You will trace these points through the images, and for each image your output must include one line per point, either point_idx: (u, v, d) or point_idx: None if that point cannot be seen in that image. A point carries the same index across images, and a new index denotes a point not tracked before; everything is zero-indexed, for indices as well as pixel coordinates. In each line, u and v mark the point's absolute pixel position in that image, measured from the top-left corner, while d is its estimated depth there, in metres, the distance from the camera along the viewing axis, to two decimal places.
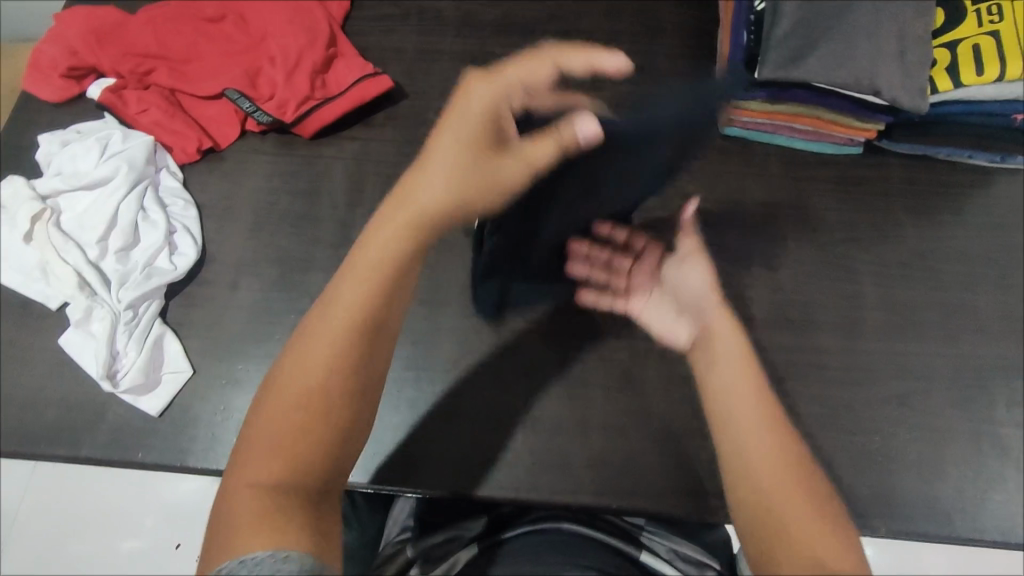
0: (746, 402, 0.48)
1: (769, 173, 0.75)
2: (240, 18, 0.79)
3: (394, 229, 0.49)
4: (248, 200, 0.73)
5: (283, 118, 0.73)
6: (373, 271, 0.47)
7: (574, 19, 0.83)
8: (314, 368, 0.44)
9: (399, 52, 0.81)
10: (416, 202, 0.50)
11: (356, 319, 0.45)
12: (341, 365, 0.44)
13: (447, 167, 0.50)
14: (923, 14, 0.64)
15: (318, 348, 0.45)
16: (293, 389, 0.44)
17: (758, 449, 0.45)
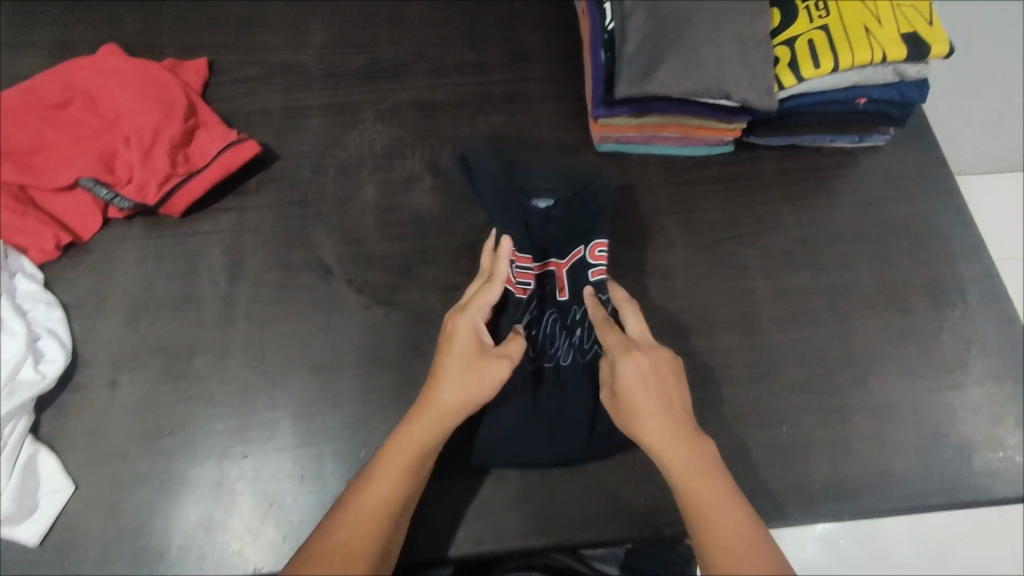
0: (710, 493, 0.50)
1: (649, 184, 0.76)
2: (88, 101, 0.75)
3: (429, 434, 0.54)
4: (118, 290, 0.69)
5: (145, 201, 0.69)
6: (410, 471, 0.53)
7: (440, 57, 0.84)
8: (369, 526, 0.50)
9: (266, 113, 0.79)
10: (451, 411, 0.55)
11: (398, 495, 0.52)
12: (388, 521, 0.51)
13: (470, 385, 0.55)
14: (758, 17, 0.67)
15: (370, 508, 0.51)
16: (375, 506, 0.51)
17: (721, 537, 0.48)
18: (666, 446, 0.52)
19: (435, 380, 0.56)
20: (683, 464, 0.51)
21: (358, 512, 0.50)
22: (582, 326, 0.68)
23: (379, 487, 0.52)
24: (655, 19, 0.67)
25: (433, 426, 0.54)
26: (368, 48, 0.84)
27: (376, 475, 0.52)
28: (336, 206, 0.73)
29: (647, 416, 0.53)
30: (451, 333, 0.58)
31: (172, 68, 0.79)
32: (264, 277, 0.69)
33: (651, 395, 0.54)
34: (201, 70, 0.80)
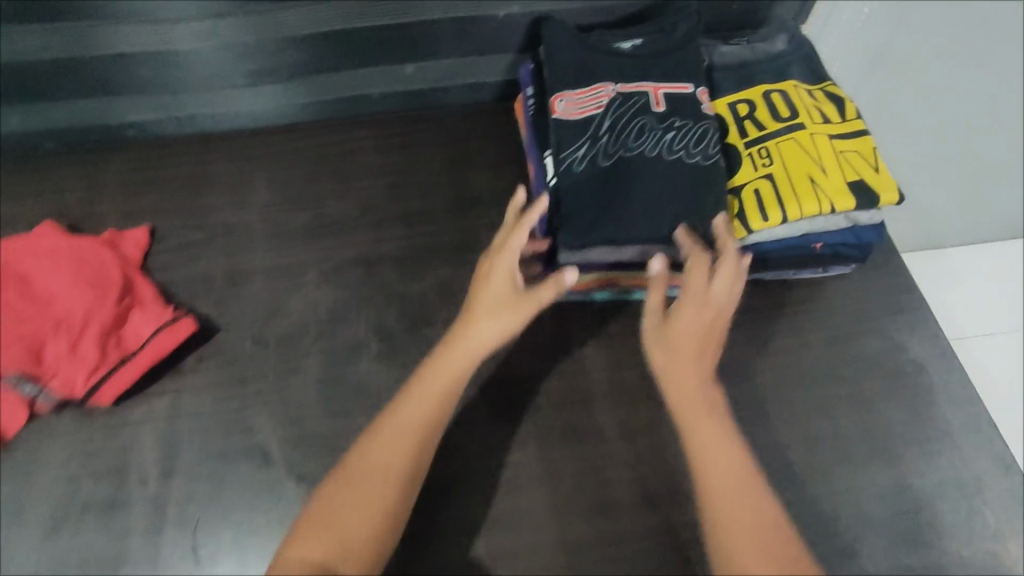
0: (763, 518, 0.51)
1: (608, 333, 0.72)
2: (19, 286, 0.72)
3: (437, 396, 0.57)
4: (45, 496, 0.65)
5: (74, 394, 0.66)
6: (416, 434, 0.56)
7: (388, 207, 0.82)
8: (382, 461, 0.55)
9: (207, 280, 0.76)
10: (473, 358, 0.59)
11: (427, 421, 0.57)
12: (407, 455, 0.55)
13: (500, 323, 0.59)
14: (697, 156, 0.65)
15: (381, 453, 0.55)
16: (394, 437, 0.55)
17: (745, 548, 0.50)
18: (712, 445, 0.54)
19: (421, 377, 0.59)
20: (728, 456, 0.53)
21: (381, 436, 0.56)
22: (676, 131, 0.66)
23: (374, 455, 0.55)
24: (593, 170, 0.65)
25: (440, 392, 0.58)
26: (314, 204, 0.83)
27: (371, 445, 0.55)
28: (277, 382, 0.70)
29: (733, 493, 0.52)
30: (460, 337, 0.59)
31: (112, 242, 0.77)
32: (198, 471, 0.66)
33: (711, 426, 0.54)
34: (141, 240, 0.78)
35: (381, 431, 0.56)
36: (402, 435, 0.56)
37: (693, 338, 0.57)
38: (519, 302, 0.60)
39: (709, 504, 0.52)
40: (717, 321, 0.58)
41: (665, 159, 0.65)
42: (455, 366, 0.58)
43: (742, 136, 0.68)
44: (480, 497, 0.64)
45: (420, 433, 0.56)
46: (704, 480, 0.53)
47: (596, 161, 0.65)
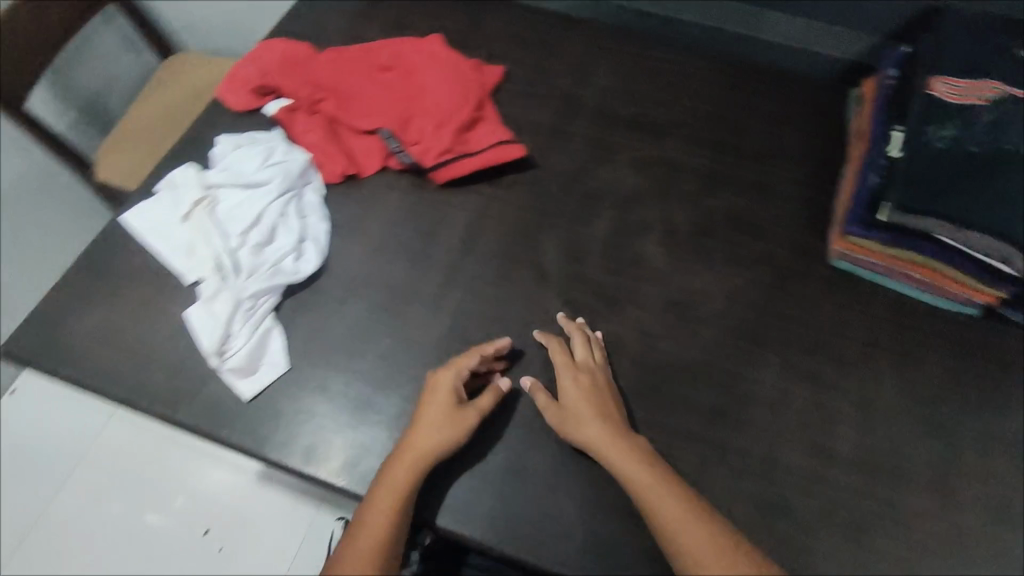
0: (704, 545, 0.56)
1: (875, 314, 0.74)
2: (406, 72, 0.89)
3: (403, 467, 0.61)
4: (374, 226, 0.79)
5: (422, 163, 0.81)
6: (399, 486, 0.60)
7: (703, 129, 0.89)
8: (382, 506, 0.59)
9: (537, 126, 0.88)
10: (427, 458, 0.61)
11: (403, 492, 0.60)
12: (401, 504, 0.60)
13: (437, 425, 0.62)
14: None
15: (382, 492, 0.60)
16: (382, 502, 0.60)
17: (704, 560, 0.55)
18: (648, 488, 0.59)
19: (398, 454, 0.62)
20: (690, 532, 0.56)
21: (378, 507, 0.60)
22: None
23: (368, 532, 0.59)
24: (952, 152, 0.67)
25: (404, 461, 0.61)
26: (638, 103, 0.91)
27: (359, 531, 0.59)
28: (570, 227, 0.80)
29: (677, 522, 0.57)
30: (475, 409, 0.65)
31: (477, 67, 0.91)
32: (489, 261, 0.77)
33: (625, 460, 0.61)
34: (498, 75, 0.92)
35: (363, 526, 0.59)
36: (390, 484, 0.60)
37: (588, 414, 0.63)
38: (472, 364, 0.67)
39: (668, 531, 0.57)
40: (581, 380, 0.66)
41: None
42: (490, 399, 0.65)
43: None
44: (711, 390, 0.69)
45: (404, 450, 0.62)
46: (659, 515, 0.58)
47: (960, 147, 0.67)
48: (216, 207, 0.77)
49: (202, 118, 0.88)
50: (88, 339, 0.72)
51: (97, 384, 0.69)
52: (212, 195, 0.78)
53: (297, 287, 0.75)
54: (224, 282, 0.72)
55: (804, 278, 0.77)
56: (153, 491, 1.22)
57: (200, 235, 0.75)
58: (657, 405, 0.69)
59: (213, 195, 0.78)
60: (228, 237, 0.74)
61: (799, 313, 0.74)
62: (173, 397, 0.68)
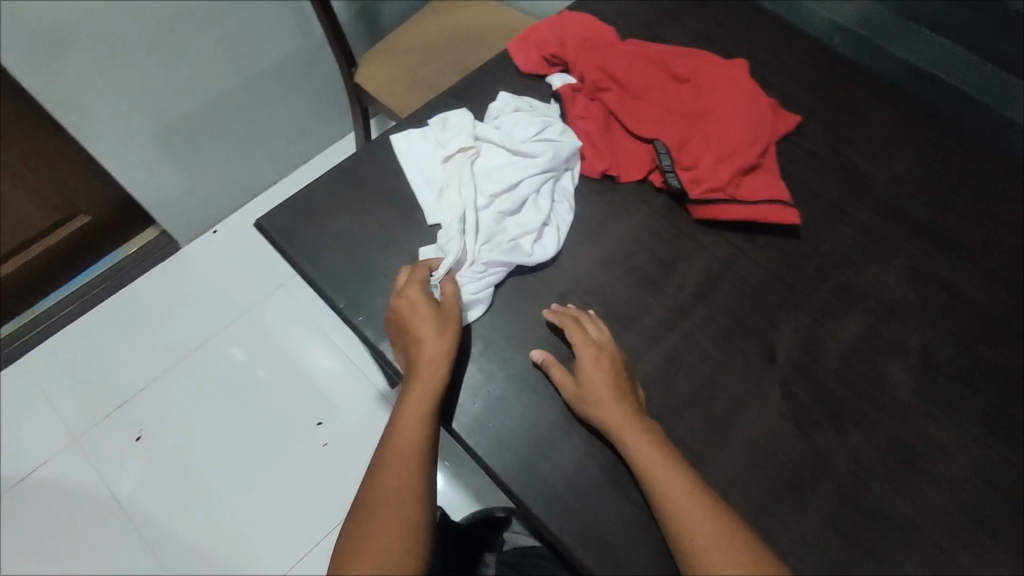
0: (716, 543, 0.56)
1: None
2: (701, 89, 0.84)
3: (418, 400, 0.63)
4: (613, 235, 0.76)
5: (688, 191, 0.76)
6: (416, 428, 0.62)
7: (1005, 266, 0.76)
8: (405, 451, 0.61)
9: (814, 194, 0.80)
10: (426, 377, 0.63)
11: (417, 432, 0.62)
12: (419, 453, 0.62)
13: (436, 341, 0.65)
14: None
15: (405, 436, 0.62)
16: (404, 445, 0.62)
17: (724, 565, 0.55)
18: (647, 459, 0.60)
19: (417, 384, 0.64)
20: (690, 515, 0.57)
21: (394, 448, 0.62)
22: None
23: (401, 451, 0.61)
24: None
25: (422, 391, 0.63)
26: (937, 208, 0.80)
27: (392, 455, 0.61)
28: (815, 316, 0.72)
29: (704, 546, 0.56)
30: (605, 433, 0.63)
31: (774, 109, 0.83)
32: (719, 318, 0.71)
33: (669, 482, 0.59)
34: (791, 125, 0.84)
35: (393, 448, 0.62)
36: (406, 405, 0.63)
37: (619, 424, 0.62)
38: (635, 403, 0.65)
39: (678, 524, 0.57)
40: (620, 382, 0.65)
41: None
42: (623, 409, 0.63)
43: None
44: (916, 561, 0.61)
45: (416, 379, 0.64)
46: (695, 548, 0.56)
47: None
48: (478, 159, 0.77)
49: (487, 68, 0.89)
50: (328, 240, 0.76)
51: (323, 285, 0.73)
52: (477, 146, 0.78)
53: (524, 269, 0.74)
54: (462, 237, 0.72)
55: None
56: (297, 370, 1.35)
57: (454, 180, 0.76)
58: (850, 550, 0.61)
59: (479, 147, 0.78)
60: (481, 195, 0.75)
61: None
62: (384, 325, 0.71)
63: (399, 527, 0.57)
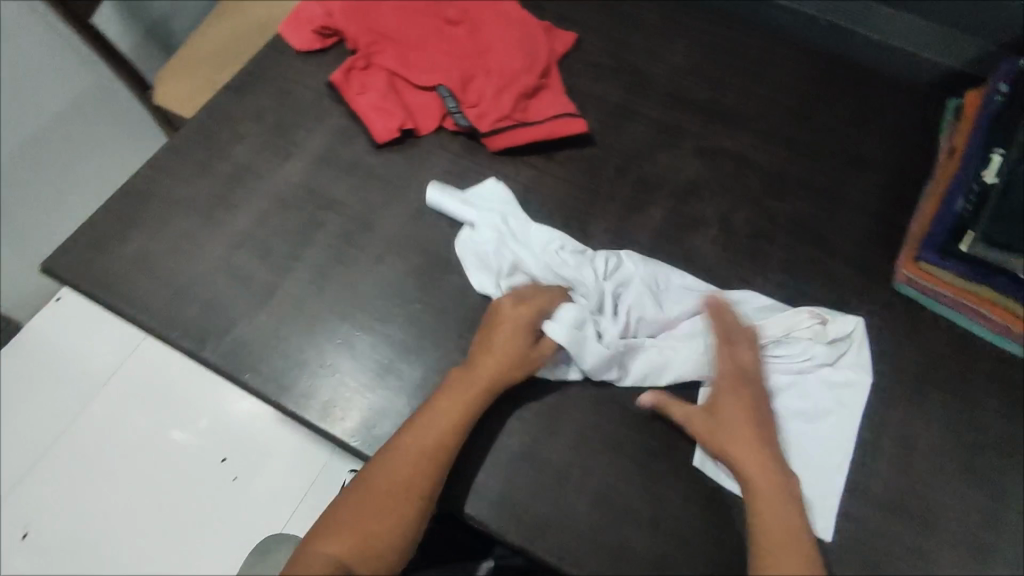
0: (775, 509, 0.56)
1: (934, 349, 0.69)
2: (475, 28, 0.85)
3: (450, 411, 0.61)
4: (419, 187, 0.77)
5: (478, 127, 0.78)
6: (451, 430, 0.60)
7: (780, 123, 0.83)
8: (428, 444, 0.59)
9: (600, 101, 0.84)
10: (479, 391, 0.61)
11: (445, 435, 0.60)
12: (439, 442, 0.59)
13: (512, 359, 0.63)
14: None
15: (433, 427, 0.60)
16: (421, 438, 0.59)
17: (777, 518, 0.56)
18: (750, 451, 0.59)
19: (463, 391, 0.62)
20: (768, 489, 0.57)
21: (414, 441, 0.59)
22: None
23: (412, 445, 0.59)
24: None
25: (459, 407, 0.61)
26: (713, 87, 0.85)
27: (399, 448, 0.59)
28: (620, 212, 0.76)
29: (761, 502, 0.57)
30: (486, 380, 0.62)
31: (547, 31, 0.86)
32: None
33: (753, 460, 0.58)
34: (568, 42, 0.87)
35: (404, 440, 0.59)
36: (445, 400, 0.61)
37: (736, 419, 0.60)
38: (741, 385, 0.62)
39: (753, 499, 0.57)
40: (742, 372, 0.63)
41: None
42: (735, 396, 0.61)
43: None
44: None
45: (465, 382, 0.62)
46: (752, 498, 0.57)
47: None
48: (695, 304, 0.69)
49: (261, 54, 0.86)
50: (129, 266, 0.72)
51: (132, 310, 0.70)
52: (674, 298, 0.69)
53: (347, 241, 0.74)
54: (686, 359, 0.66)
55: (863, 298, 0.72)
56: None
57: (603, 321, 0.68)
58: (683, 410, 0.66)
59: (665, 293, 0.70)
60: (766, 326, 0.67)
61: None
62: (204, 334, 0.69)
63: (402, 524, 0.56)
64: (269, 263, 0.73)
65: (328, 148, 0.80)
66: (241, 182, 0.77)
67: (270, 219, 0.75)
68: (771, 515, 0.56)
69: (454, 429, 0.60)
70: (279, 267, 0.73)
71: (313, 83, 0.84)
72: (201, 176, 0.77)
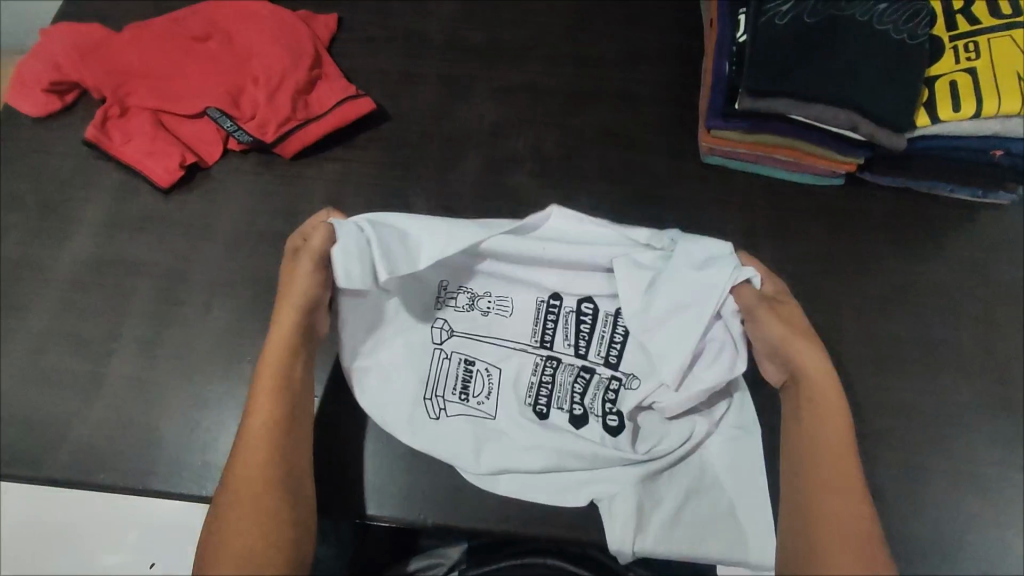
0: (843, 527, 0.47)
1: (750, 204, 0.75)
2: (226, 37, 0.79)
3: (278, 363, 0.52)
4: (225, 219, 0.72)
5: (264, 138, 0.73)
6: (276, 389, 0.51)
7: (560, 43, 0.84)
8: (267, 412, 0.50)
9: (384, 74, 0.81)
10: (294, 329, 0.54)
11: (279, 399, 0.51)
12: (275, 412, 0.51)
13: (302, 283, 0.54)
14: (898, 34, 0.64)
15: (262, 395, 0.51)
16: (264, 407, 0.51)
17: (838, 539, 0.46)
18: (824, 454, 0.51)
19: (279, 344, 0.53)
20: (834, 503, 0.48)
21: (252, 422, 0.50)
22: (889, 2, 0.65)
23: (252, 427, 0.50)
24: (797, 25, 0.65)
25: (283, 357, 0.53)
26: (489, 27, 0.85)
27: (246, 440, 0.49)
28: (437, 176, 0.75)
29: (832, 452, 0.50)
30: (282, 332, 0.53)
31: (305, 19, 0.82)
32: None
33: (834, 413, 0.52)
34: (331, 24, 0.83)
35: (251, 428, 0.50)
36: (261, 380, 0.52)
37: (810, 367, 0.54)
38: (815, 344, 0.56)
39: (813, 513, 0.48)
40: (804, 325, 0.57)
41: (870, 26, 0.64)
42: (816, 350, 0.55)
43: (950, 28, 0.67)
44: None
45: (269, 353, 0.53)
46: (812, 502, 0.49)
47: (800, 19, 0.66)
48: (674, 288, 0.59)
49: None
50: None
51: None
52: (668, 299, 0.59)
53: (165, 300, 0.69)
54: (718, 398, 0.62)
55: (680, 180, 0.76)
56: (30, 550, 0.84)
57: (595, 392, 0.63)
58: None
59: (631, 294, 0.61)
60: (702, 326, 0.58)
61: (680, 217, 0.74)
62: (38, 454, 0.62)
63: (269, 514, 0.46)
64: (86, 354, 0.66)
65: (110, 211, 0.72)
66: (24, 280, 0.69)
67: (71, 308, 0.68)
68: (821, 528, 0.47)
69: (285, 377, 0.52)
70: (99, 354, 0.66)
71: (69, 147, 0.75)
72: None
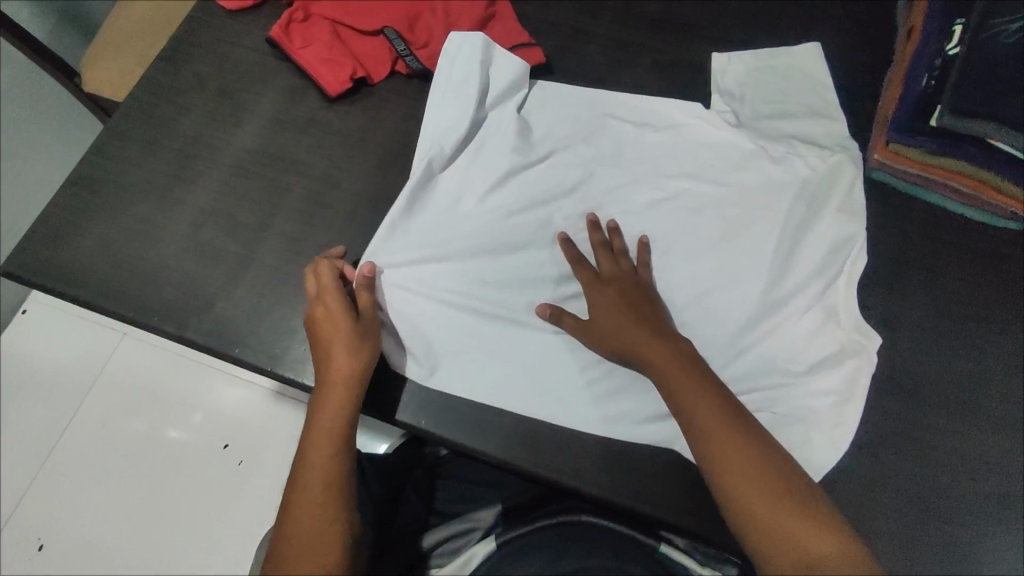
0: (755, 478, 0.51)
1: (911, 229, 0.70)
2: None
3: (327, 408, 0.58)
4: (382, 138, 0.75)
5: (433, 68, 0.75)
6: (335, 426, 0.57)
7: (736, 27, 0.81)
8: (330, 449, 0.56)
9: (554, 26, 0.81)
10: (340, 376, 0.58)
11: (338, 438, 0.57)
12: (344, 442, 0.57)
13: (349, 355, 0.59)
14: None
15: (321, 424, 0.57)
16: (323, 442, 0.56)
17: (758, 497, 0.51)
18: (707, 419, 0.54)
19: (326, 386, 0.59)
20: (739, 457, 0.52)
21: (313, 446, 0.56)
22: None
23: (321, 454, 0.56)
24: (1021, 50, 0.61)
25: (327, 401, 0.58)
26: None
27: (308, 465, 0.56)
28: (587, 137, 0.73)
29: (689, 402, 0.55)
30: (337, 381, 0.58)
31: None
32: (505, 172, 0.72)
33: (694, 388, 0.56)
34: None
35: (306, 458, 0.56)
36: (318, 405, 0.58)
37: (622, 334, 0.61)
38: (642, 307, 0.62)
39: (726, 478, 0.52)
40: (624, 292, 0.63)
41: None
42: (630, 318, 0.61)
43: None
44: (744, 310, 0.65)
45: (326, 385, 0.59)
46: (721, 462, 0.52)
47: None
48: (770, 250, 0.67)
49: (188, 16, 0.81)
50: (92, 255, 0.71)
51: (101, 302, 0.69)
52: (742, 215, 0.69)
53: (315, 204, 0.72)
54: (834, 237, 0.67)
55: None
56: (124, 407, 1.00)
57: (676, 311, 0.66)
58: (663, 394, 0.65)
59: (719, 218, 0.69)
60: (784, 249, 0.67)
61: None
62: (183, 317, 0.67)
63: (322, 539, 0.53)
64: (237, 237, 0.71)
65: (278, 109, 0.76)
66: (195, 157, 0.75)
67: (230, 191, 0.73)
68: (743, 490, 0.51)
69: (338, 417, 0.57)
70: (249, 240, 0.71)
71: (252, 42, 0.79)
72: (150, 156, 0.75)
